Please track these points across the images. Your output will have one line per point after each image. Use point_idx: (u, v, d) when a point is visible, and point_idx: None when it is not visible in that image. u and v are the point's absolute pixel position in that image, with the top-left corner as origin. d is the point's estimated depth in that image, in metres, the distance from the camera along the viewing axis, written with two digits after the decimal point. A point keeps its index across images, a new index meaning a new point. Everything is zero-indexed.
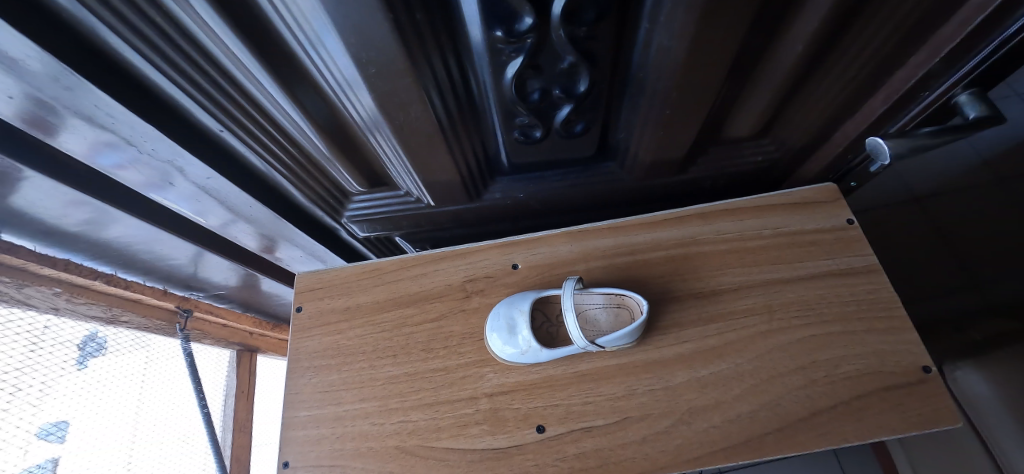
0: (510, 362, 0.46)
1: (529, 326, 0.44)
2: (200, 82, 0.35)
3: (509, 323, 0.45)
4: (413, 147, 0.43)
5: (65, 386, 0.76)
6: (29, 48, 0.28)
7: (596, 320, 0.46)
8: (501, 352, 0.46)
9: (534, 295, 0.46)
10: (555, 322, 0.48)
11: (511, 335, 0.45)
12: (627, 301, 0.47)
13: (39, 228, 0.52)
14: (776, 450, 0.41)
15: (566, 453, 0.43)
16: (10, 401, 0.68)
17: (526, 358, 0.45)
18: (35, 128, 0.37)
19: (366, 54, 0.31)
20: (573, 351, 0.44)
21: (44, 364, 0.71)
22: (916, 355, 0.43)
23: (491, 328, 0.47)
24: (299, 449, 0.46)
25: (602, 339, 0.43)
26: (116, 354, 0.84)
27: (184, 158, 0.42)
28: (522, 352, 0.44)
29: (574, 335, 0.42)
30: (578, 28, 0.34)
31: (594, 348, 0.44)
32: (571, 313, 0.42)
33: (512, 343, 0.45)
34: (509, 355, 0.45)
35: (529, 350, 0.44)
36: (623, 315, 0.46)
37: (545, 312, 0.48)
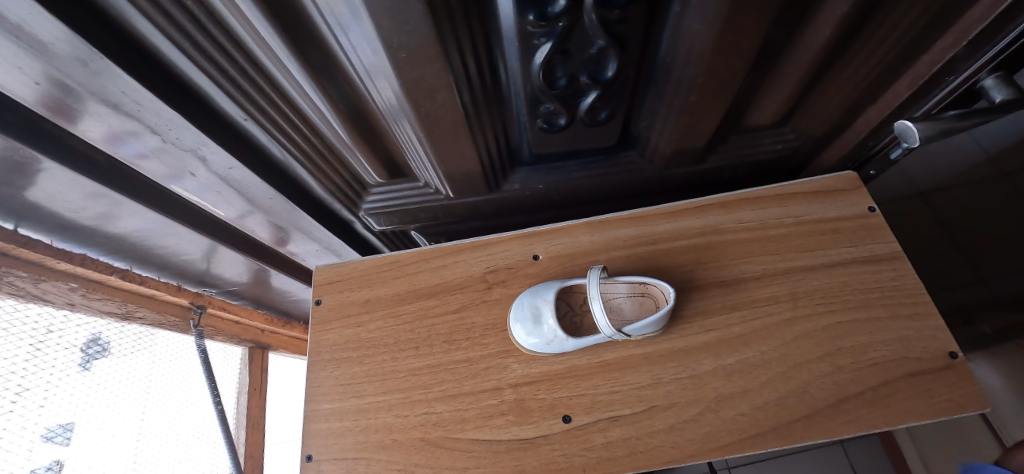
0: (534, 352, 0.46)
1: (555, 315, 0.44)
2: (228, 69, 0.35)
3: (535, 310, 0.45)
4: (438, 137, 0.43)
5: (71, 388, 0.70)
6: (59, 31, 0.28)
7: (620, 309, 0.46)
8: (524, 342, 0.46)
9: (559, 284, 0.46)
10: (579, 312, 0.48)
11: (537, 324, 0.44)
12: (651, 289, 0.46)
13: (56, 222, 0.52)
14: (806, 436, 0.41)
15: (593, 442, 0.42)
16: (15, 404, 0.61)
17: (550, 348, 0.44)
18: (58, 115, 0.37)
19: (398, 37, 0.31)
20: (600, 339, 0.43)
21: (53, 365, 0.66)
22: (943, 340, 0.43)
23: (514, 318, 0.46)
24: (322, 442, 0.46)
25: (628, 326, 0.42)
26: (121, 354, 0.79)
27: (207, 147, 0.42)
28: (549, 341, 0.44)
29: (601, 321, 0.42)
30: (610, 10, 0.33)
31: (621, 337, 0.43)
32: (599, 300, 0.42)
33: (539, 332, 0.44)
34: (534, 345, 0.45)
35: (556, 338, 0.44)
36: (648, 303, 0.46)
37: (567, 302, 0.48)
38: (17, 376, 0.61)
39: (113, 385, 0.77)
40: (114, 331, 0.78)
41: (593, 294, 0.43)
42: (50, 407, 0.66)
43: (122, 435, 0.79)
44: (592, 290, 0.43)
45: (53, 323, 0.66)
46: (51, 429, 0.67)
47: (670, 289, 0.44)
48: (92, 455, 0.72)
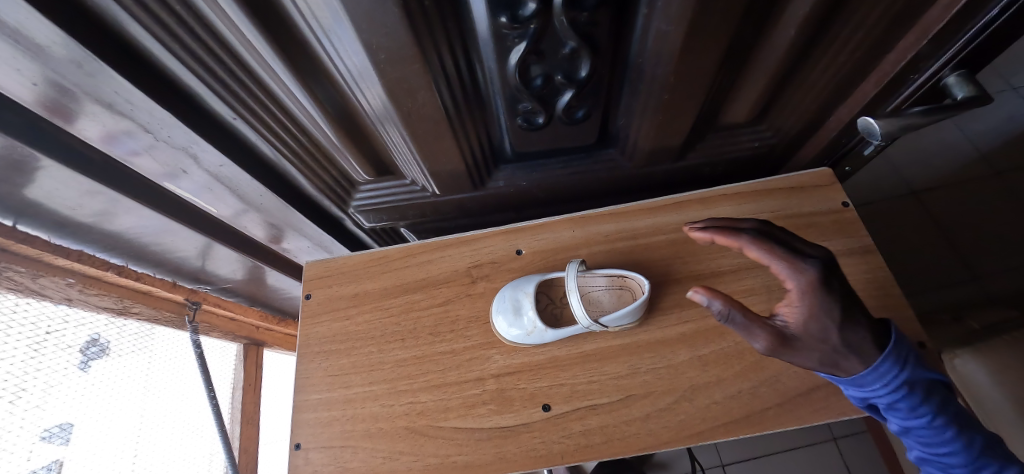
0: (515, 345, 0.48)
1: (534, 307, 0.45)
2: (216, 70, 0.36)
3: (516, 303, 0.46)
4: (421, 135, 0.44)
5: (70, 389, 0.69)
6: (54, 34, 0.29)
7: (598, 302, 0.47)
8: (505, 335, 0.47)
9: (540, 277, 0.48)
10: (559, 305, 0.49)
11: (517, 316, 0.46)
12: (629, 282, 0.48)
13: (54, 219, 0.53)
14: (776, 423, 0.42)
15: (572, 430, 0.44)
16: (12, 406, 0.60)
17: (531, 340, 0.46)
18: (54, 114, 0.38)
19: (376, 39, 0.33)
20: (578, 330, 0.45)
21: (51, 364, 0.65)
22: (911, 331, 0.44)
23: (496, 310, 0.48)
24: (310, 431, 0.47)
25: (605, 318, 0.44)
26: (119, 356, 0.78)
27: (199, 145, 0.44)
28: (529, 333, 0.45)
29: (578, 313, 0.43)
30: (580, 13, 0.35)
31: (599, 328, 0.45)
32: (575, 293, 0.44)
33: (519, 325, 0.46)
34: (515, 337, 0.47)
35: (536, 330, 0.45)
36: (626, 296, 0.48)
37: (548, 295, 0.50)
38: (14, 378, 0.60)
39: (113, 385, 0.76)
40: (114, 332, 0.77)
41: (571, 287, 0.45)
42: (48, 407, 0.65)
43: (125, 436, 0.77)
44: (570, 283, 0.44)
45: (52, 322, 0.65)
46: (49, 429, 0.65)
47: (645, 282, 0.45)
48: (94, 455, 0.71)
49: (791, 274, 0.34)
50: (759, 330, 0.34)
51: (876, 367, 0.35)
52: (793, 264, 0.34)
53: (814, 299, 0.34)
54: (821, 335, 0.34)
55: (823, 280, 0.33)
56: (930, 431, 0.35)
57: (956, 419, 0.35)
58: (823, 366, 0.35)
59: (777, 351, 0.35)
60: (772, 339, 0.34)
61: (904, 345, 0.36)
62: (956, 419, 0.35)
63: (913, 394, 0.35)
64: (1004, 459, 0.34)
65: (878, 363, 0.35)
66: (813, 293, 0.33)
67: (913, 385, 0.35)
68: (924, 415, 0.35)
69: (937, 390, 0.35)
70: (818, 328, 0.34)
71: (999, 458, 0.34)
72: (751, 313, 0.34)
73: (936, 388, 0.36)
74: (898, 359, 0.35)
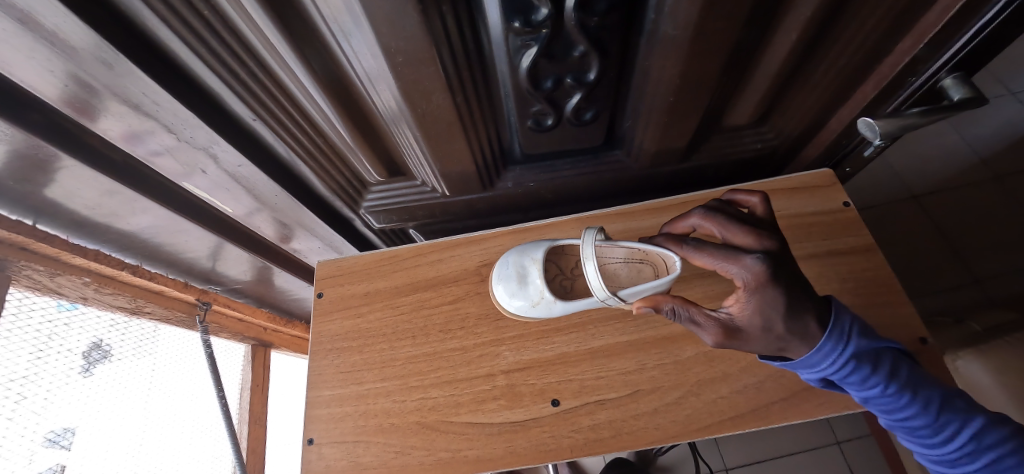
0: (517, 314, 0.48)
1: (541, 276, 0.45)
2: (238, 72, 0.38)
3: (523, 270, 0.46)
4: (433, 136, 0.46)
5: (74, 394, 0.68)
6: (88, 36, 0.31)
7: (616, 275, 0.46)
8: (506, 304, 0.48)
9: (548, 243, 0.46)
10: (569, 275, 0.48)
11: (522, 286, 0.46)
12: (652, 256, 0.45)
13: (72, 219, 0.55)
14: (782, 417, 0.43)
15: (581, 424, 0.45)
16: (15, 412, 0.59)
17: (534, 312, 0.46)
18: (81, 114, 0.40)
19: (395, 42, 0.34)
20: (593, 303, 0.43)
21: (52, 371, 0.64)
22: (913, 327, 0.45)
23: (500, 276, 0.48)
24: (323, 426, 0.48)
25: (622, 291, 0.41)
26: (121, 360, 0.77)
27: (219, 145, 0.45)
28: (533, 306, 0.45)
29: (591, 285, 0.41)
30: (590, 17, 0.36)
31: (616, 302, 0.42)
32: (592, 262, 0.42)
33: (523, 295, 0.46)
34: (518, 308, 0.47)
35: (541, 303, 0.44)
36: (646, 270, 0.46)
37: (559, 265, 0.48)
38: (16, 384, 0.59)
39: (117, 389, 0.75)
40: (115, 335, 0.76)
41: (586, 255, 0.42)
42: (55, 410, 0.64)
43: (130, 438, 0.77)
44: (587, 253, 0.42)
45: (53, 329, 0.64)
46: (54, 432, 0.64)
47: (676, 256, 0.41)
48: (99, 456, 0.70)
49: (733, 274, 0.35)
50: (701, 326, 0.35)
51: (817, 348, 0.34)
52: (734, 262, 0.34)
53: (753, 297, 0.33)
54: (765, 326, 0.33)
55: (767, 278, 0.33)
56: (888, 399, 0.35)
57: (909, 383, 0.35)
58: (773, 350, 0.35)
59: (726, 344, 0.35)
60: (715, 336, 0.35)
61: (848, 317, 0.35)
62: (909, 383, 0.35)
63: (859, 367, 0.34)
64: (965, 413, 0.34)
65: (819, 345, 0.34)
66: (755, 288, 0.33)
67: (858, 357, 0.34)
68: (875, 386, 0.35)
69: (886, 357, 0.35)
70: (762, 321, 0.33)
71: (960, 413, 0.34)
72: (691, 309, 0.35)
73: (885, 355, 0.36)
74: (843, 335, 0.34)
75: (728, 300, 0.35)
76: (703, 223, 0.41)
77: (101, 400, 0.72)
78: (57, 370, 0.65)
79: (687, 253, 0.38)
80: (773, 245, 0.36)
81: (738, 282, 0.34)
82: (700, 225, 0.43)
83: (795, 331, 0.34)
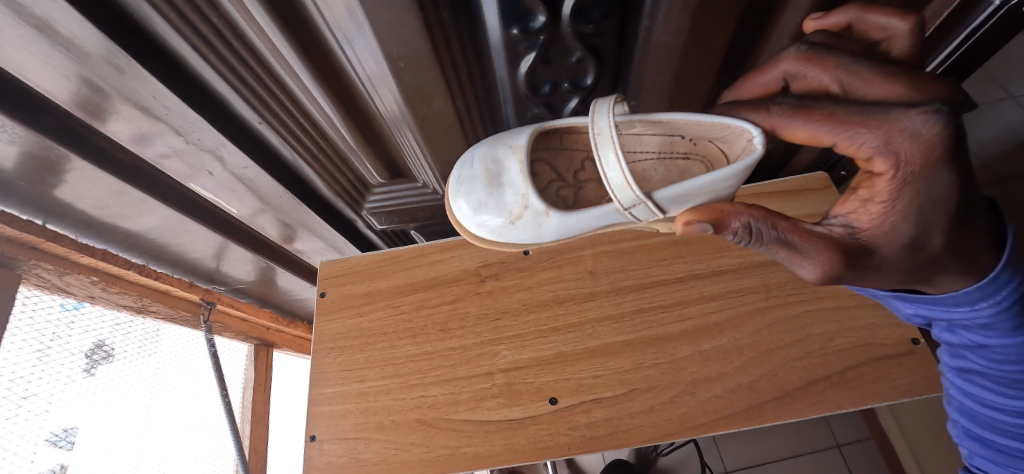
0: (483, 237, 0.38)
1: (523, 178, 0.34)
2: (245, 76, 0.39)
3: (498, 168, 0.35)
4: (434, 138, 0.47)
5: (76, 393, 0.68)
6: (102, 43, 0.32)
7: (649, 177, 0.34)
8: (471, 224, 0.38)
9: (533, 128, 0.35)
10: (572, 182, 0.36)
11: (494, 193, 0.35)
12: (699, 145, 0.35)
13: (81, 219, 0.56)
14: (776, 416, 0.44)
15: (578, 422, 0.45)
16: (19, 410, 0.59)
17: (511, 234, 0.36)
18: (92, 117, 0.41)
19: (397, 49, 0.35)
20: (609, 212, 0.33)
21: (55, 370, 0.64)
22: (905, 328, 0.46)
23: (456, 179, 0.38)
24: (325, 423, 0.49)
25: (659, 193, 0.30)
26: (124, 359, 0.78)
27: (226, 148, 0.46)
28: (510, 223, 0.35)
29: (611, 191, 0.31)
30: (586, 25, 0.37)
31: (649, 211, 0.32)
32: (611, 148, 0.30)
33: (497, 205, 0.35)
34: (486, 227, 0.37)
35: (523, 217, 0.35)
36: (692, 167, 0.34)
37: (552, 167, 0.37)
38: (19, 385, 0.58)
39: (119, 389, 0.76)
40: (117, 336, 0.77)
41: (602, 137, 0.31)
42: (58, 409, 0.65)
43: (130, 437, 0.77)
44: (607, 138, 0.31)
45: (56, 329, 0.64)
46: (56, 432, 0.64)
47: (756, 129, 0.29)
48: (100, 455, 0.71)
49: (870, 151, 0.23)
50: (800, 253, 0.26)
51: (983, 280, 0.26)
52: (879, 135, 0.22)
53: (904, 194, 0.23)
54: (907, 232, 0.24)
55: (942, 154, 0.21)
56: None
57: None
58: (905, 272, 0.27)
59: (838, 276, 0.27)
60: (822, 264, 0.26)
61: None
62: None
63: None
64: None
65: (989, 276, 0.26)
66: (907, 183, 0.23)
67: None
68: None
69: None
70: (908, 233, 0.24)
71: None
72: (783, 229, 0.26)
73: None
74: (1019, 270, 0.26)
75: (852, 205, 0.26)
76: (800, 72, 0.26)
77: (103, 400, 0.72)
78: (60, 370, 0.65)
79: (784, 125, 0.26)
80: (942, 93, 0.22)
81: (881, 162, 0.23)
82: (794, 74, 0.27)
83: (957, 253, 0.25)
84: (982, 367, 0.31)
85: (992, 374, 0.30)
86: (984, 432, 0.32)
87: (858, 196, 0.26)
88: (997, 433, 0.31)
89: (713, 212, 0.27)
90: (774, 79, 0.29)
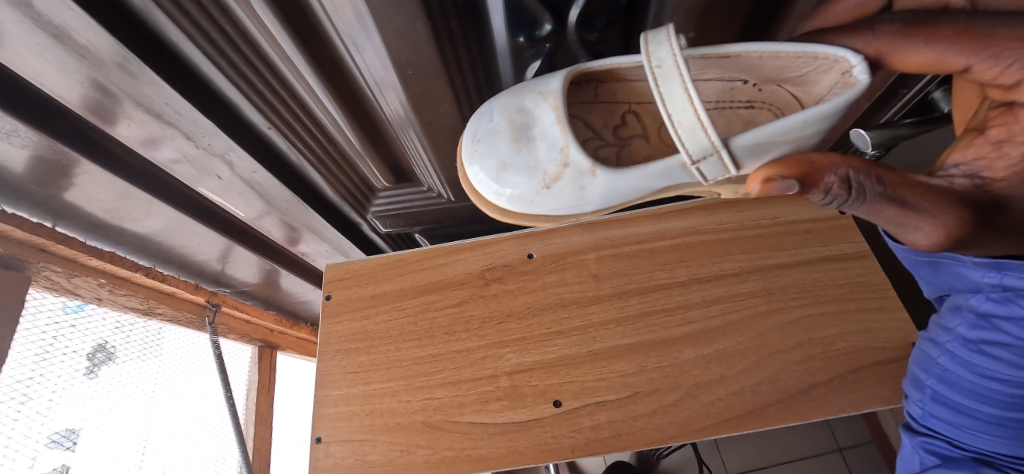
0: (504, 206, 0.37)
1: (562, 136, 0.32)
2: (255, 82, 0.40)
3: (524, 119, 0.34)
4: (440, 142, 0.48)
5: (78, 395, 0.68)
6: (116, 51, 0.33)
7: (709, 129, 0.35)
8: (487, 191, 0.36)
9: (569, 75, 0.33)
10: (614, 141, 0.36)
11: (521, 149, 0.34)
12: (770, 91, 0.35)
13: (91, 222, 0.57)
14: (779, 419, 0.44)
15: (582, 425, 0.46)
16: (23, 411, 0.59)
17: (545, 197, 0.35)
18: (104, 122, 0.42)
19: (405, 55, 0.36)
20: (669, 167, 0.30)
21: (57, 372, 0.65)
22: (907, 331, 0.47)
23: (468, 137, 0.36)
24: (331, 425, 0.49)
25: (736, 141, 0.28)
26: (127, 361, 0.78)
27: (235, 152, 0.47)
28: (544, 184, 0.34)
29: (678, 137, 0.28)
30: (591, 33, 0.38)
31: (720, 166, 0.29)
32: (680, 80, 0.27)
33: (526, 164, 0.34)
34: (510, 193, 0.35)
35: (561, 177, 0.33)
36: (762, 115, 0.34)
37: (588, 124, 0.36)
38: (23, 386, 0.59)
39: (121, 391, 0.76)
40: (120, 337, 0.77)
41: (666, 73, 0.28)
42: (60, 410, 0.65)
43: (132, 439, 0.78)
44: (670, 71, 0.28)
45: (59, 330, 0.65)
46: (57, 434, 0.65)
47: (854, 56, 0.27)
48: (101, 456, 0.71)
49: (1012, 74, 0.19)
50: (913, 211, 0.22)
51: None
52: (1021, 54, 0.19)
53: None
54: None
55: None
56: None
57: None
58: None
59: (963, 236, 0.23)
60: (943, 223, 0.22)
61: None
62: None
63: None
64: None
65: None
66: None
67: None
68: None
69: None
70: None
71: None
72: (893, 182, 0.21)
73: None
74: None
75: (982, 149, 0.22)
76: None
77: (104, 402, 0.72)
78: (63, 371, 0.65)
79: (897, 48, 0.25)
80: None
81: None
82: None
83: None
84: (1009, 339, 0.31)
85: (1013, 346, 0.31)
86: (965, 399, 0.35)
87: (989, 137, 0.21)
88: (980, 401, 0.34)
89: (798, 166, 0.23)
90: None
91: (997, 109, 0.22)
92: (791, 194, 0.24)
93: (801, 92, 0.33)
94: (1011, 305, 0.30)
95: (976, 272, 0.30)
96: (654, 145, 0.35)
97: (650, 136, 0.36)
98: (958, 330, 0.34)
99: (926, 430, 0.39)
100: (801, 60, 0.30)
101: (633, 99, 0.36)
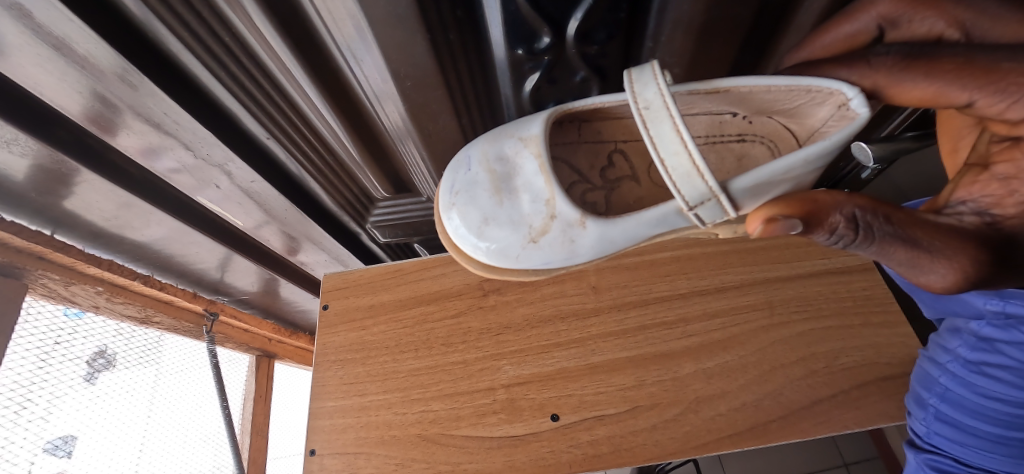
0: (487, 261, 0.35)
1: (544, 182, 0.31)
2: (255, 93, 0.40)
3: (504, 169, 0.32)
4: (439, 153, 0.48)
5: (75, 401, 0.68)
6: (117, 63, 0.33)
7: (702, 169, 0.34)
8: (467, 245, 0.34)
9: (548, 117, 0.32)
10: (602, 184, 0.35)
11: (504, 201, 0.32)
12: (761, 123, 0.33)
13: (90, 230, 0.57)
14: (781, 436, 0.43)
15: (580, 439, 0.45)
16: (19, 417, 0.59)
17: (532, 252, 0.33)
18: (103, 132, 0.42)
19: (405, 68, 0.36)
20: (669, 213, 0.29)
21: (55, 377, 0.64)
22: (910, 346, 0.46)
23: (452, 178, 0.35)
24: (325, 438, 0.49)
25: (734, 184, 0.26)
26: (125, 368, 0.77)
27: (234, 163, 0.47)
28: (530, 238, 0.32)
29: (673, 184, 0.26)
30: (590, 46, 0.38)
31: (719, 210, 0.27)
32: (669, 122, 0.26)
33: (510, 218, 0.32)
34: (494, 247, 0.33)
35: (548, 230, 0.31)
36: (756, 150, 0.34)
37: (573, 166, 0.35)
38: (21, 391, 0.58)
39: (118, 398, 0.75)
40: (121, 343, 0.76)
41: (655, 116, 0.26)
42: (56, 417, 0.64)
43: (127, 447, 0.77)
44: (660, 111, 0.26)
45: (60, 336, 0.64)
46: (52, 441, 0.64)
47: (851, 89, 0.26)
48: (97, 463, 0.70)
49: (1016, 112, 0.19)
50: (924, 252, 0.21)
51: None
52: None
53: None
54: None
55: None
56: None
57: None
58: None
59: (980, 278, 0.21)
60: (956, 266, 0.21)
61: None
62: None
63: None
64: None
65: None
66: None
67: None
68: None
69: None
70: None
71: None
72: (900, 221, 0.21)
73: None
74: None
75: (990, 186, 0.21)
76: (904, 15, 0.24)
77: (100, 410, 0.72)
78: (60, 377, 0.65)
79: (893, 81, 0.24)
80: None
81: None
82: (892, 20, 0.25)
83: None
84: (1010, 361, 0.31)
85: (1015, 368, 0.31)
86: (967, 418, 0.34)
87: (996, 174, 0.21)
88: (981, 420, 0.33)
89: (801, 204, 0.23)
90: (866, 26, 0.26)
91: (999, 142, 0.21)
92: (797, 234, 0.23)
93: (794, 124, 0.32)
94: (1011, 331, 0.30)
95: (980, 299, 0.31)
96: (645, 186, 0.35)
97: (639, 177, 0.35)
98: (958, 351, 0.34)
99: (931, 448, 0.38)
100: (794, 94, 0.28)
101: (619, 138, 0.35)
